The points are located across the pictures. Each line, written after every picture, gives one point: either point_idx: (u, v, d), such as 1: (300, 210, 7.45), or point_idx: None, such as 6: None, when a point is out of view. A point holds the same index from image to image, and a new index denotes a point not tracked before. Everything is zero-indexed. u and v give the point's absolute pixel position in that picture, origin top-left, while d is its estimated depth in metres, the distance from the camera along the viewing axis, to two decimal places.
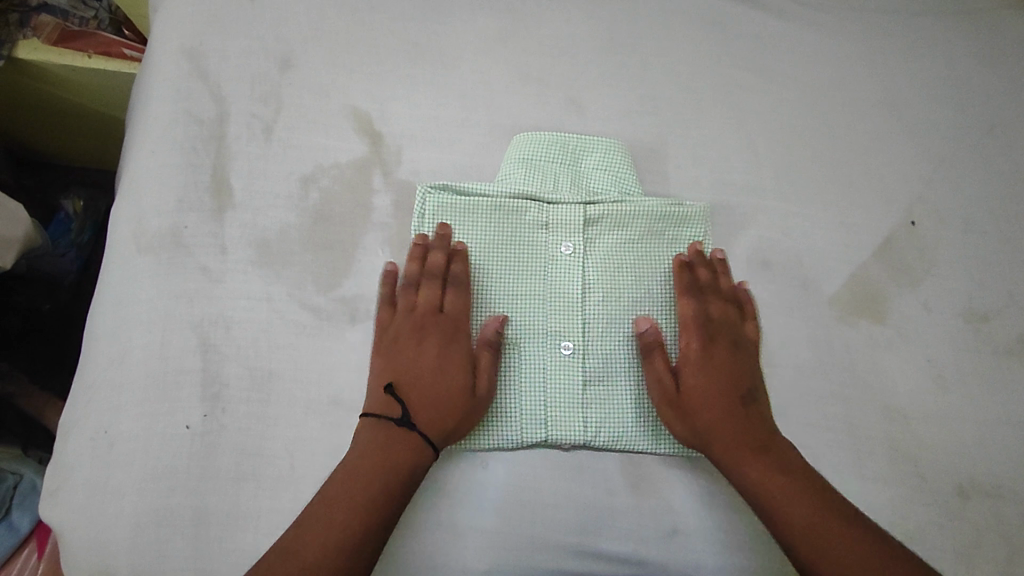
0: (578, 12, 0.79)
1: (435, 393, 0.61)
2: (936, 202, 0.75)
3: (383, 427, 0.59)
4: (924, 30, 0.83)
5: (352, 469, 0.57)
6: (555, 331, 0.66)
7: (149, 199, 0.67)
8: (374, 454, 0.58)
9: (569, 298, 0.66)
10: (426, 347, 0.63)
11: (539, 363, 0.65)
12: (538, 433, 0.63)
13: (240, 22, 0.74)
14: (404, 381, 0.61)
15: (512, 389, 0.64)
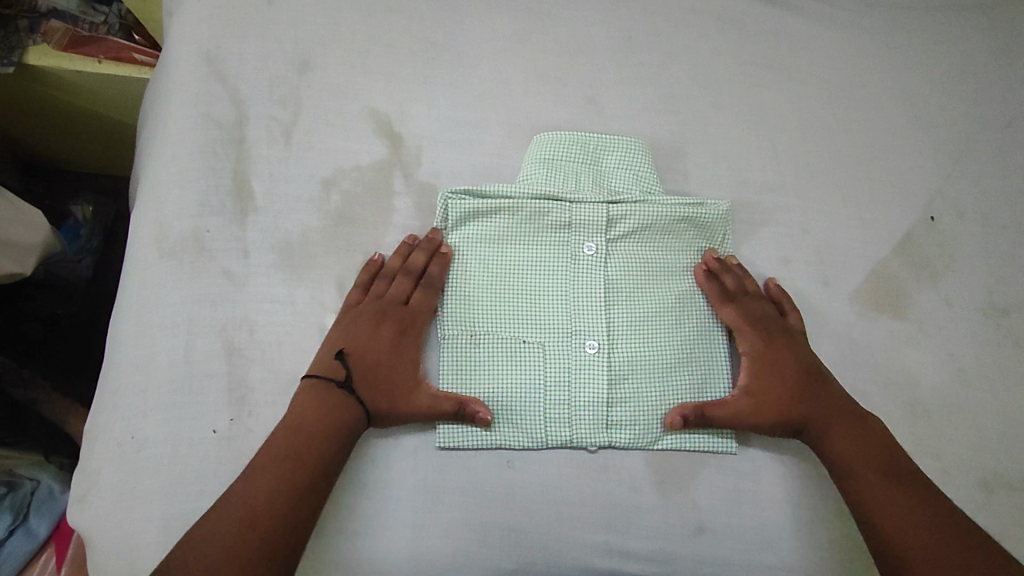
0: (595, 10, 0.79)
1: (381, 378, 0.62)
2: (955, 196, 0.75)
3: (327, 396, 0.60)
4: (941, 23, 0.82)
5: (303, 437, 0.58)
6: (579, 331, 0.66)
7: (170, 203, 0.67)
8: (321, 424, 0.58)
9: (592, 297, 0.67)
10: (379, 331, 0.64)
11: (563, 362, 0.65)
12: (563, 432, 0.63)
13: (257, 25, 0.74)
14: (355, 360, 0.62)
15: (536, 389, 0.64)
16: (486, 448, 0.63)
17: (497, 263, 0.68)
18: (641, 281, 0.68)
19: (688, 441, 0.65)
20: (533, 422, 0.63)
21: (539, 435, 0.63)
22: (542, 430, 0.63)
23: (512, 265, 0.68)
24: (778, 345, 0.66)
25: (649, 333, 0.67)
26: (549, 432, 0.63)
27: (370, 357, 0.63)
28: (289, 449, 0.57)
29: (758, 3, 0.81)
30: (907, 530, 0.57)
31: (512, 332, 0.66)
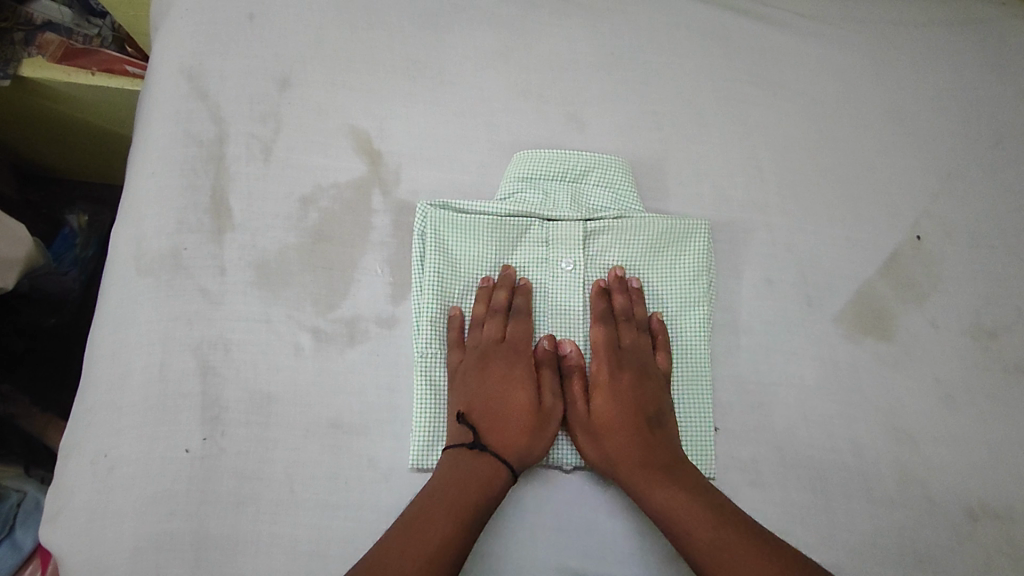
0: (578, 26, 0.78)
1: (503, 420, 0.61)
2: (943, 216, 0.74)
3: (477, 465, 0.57)
4: (930, 39, 0.82)
5: (447, 535, 0.53)
6: (556, 348, 0.65)
7: (148, 220, 0.67)
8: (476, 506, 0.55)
9: (568, 315, 0.67)
10: (495, 374, 0.63)
11: None
12: None
13: (239, 41, 0.74)
14: (489, 410, 0.61)
15: None
16: None
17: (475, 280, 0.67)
18: (619, 298, 0.67)
19: None
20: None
21: None
22: None
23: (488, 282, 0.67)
24: (616, 377, 0.63)
25: None
26: None
27: (497, 402, 0.62)
28: (420, 570, 0.50)
29: (744, 19, 0.80)
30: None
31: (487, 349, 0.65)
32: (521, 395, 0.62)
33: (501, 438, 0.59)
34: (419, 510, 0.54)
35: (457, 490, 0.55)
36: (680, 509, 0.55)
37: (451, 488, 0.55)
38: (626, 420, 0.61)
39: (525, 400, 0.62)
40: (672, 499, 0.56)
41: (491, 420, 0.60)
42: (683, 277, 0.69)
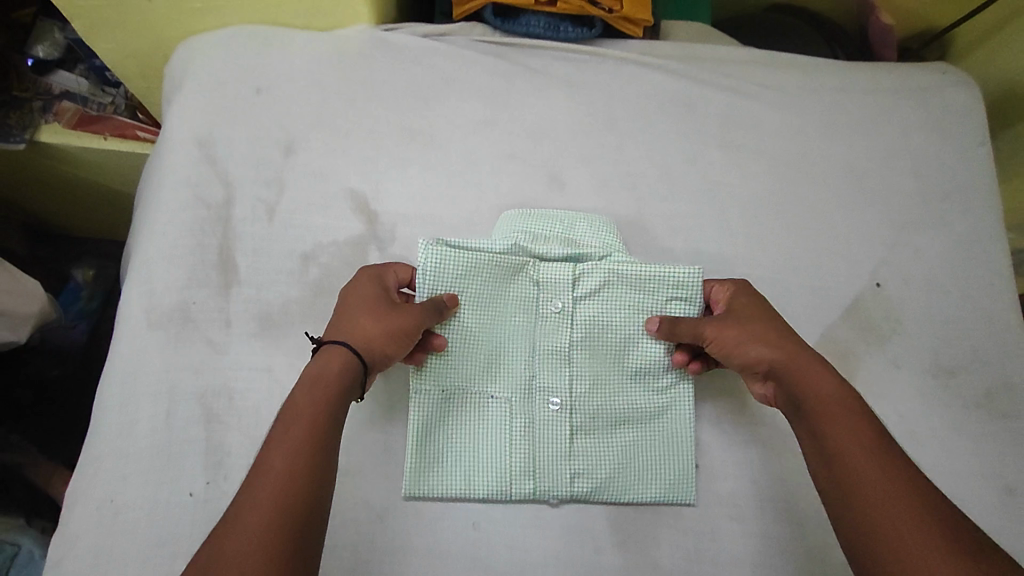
0: (558, 95, 0.85)
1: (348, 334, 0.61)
2: (899, 263, 0.80)
3: (330, 355, 0.59)
4: (880, 102, 0.89)
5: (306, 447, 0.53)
6: (544, 383, 0.69)
7: (159, 277, 0.72)
8: (335, 394, 0.57)
9: (558, 352, 0.70)
10: (357, 289, 0.65)
11: (529, 418, 0.68)
12: (526, 485, 0.66)
13: (247, 113, 0.81)
14: (345, 318, 0.63)
15: (502, 446, 0.67)
16: (451, 510, 0.65)
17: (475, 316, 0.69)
18: (605, 337, 0.71)
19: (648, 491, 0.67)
20: (497, 478, 0.66)
21: (503, 488, 0.65)
22: (507, 484, 0.65)
23: (481, 319, 0.69)
24: (754, 313, 0.66)
25: (611, 383, 0.70)
26: (512, 485, 0.65)
27: (351, 307, 0.63)
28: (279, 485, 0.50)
29: (709, 86, 0.88)
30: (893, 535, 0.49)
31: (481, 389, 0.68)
32: (371, 297, 0.64)
33: (359, 332, 0.61)
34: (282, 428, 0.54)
35: (318, 395, 0.56)
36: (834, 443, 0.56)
37: (322, 382, 0.57)
38: (780, 345, 0.63)
39: (376, 302, 0.64)
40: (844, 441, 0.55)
41: (340, 324, 0.62)
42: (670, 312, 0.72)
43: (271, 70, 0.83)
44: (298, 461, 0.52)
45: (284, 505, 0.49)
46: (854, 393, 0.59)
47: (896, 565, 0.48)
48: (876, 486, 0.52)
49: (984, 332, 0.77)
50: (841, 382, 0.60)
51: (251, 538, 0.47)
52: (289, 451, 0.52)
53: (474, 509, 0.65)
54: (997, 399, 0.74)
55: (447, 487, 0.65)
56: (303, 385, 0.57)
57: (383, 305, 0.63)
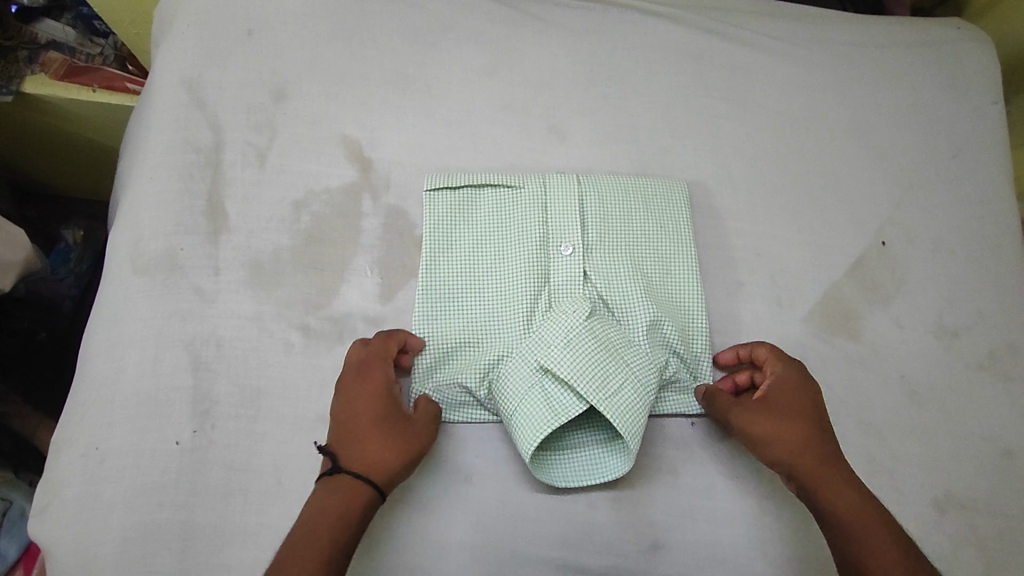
0: (560, 44, 0.82)
1: (353, 436, 0.59)
2: (906, 223, 0.78)
3: (340, 488, 0.56)
4: (893, 58, 0.86)
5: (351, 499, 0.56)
6: (531, 296, 0.69)
7: (146, 223, 0.70)
8: (352, 526, 0.55)
9: (550, 295, 0.69)
10: (365, 411, 0.60)
11: (512, 289, 0.69)
12: (492, 354, 0.66)
13: (237, 56, 0.78)
14: (357, 435, 0.59)
15: (485, 286, 0.69)
16: (445, 463, 0.63)
17: (479, 261, 0.70)
18: (607, 284, 0.69)
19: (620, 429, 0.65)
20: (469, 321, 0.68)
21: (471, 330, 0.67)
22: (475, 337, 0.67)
23: (483, 261, 0.70)
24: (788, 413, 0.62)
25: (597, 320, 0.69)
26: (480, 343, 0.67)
27: (370, 433, 0.59)
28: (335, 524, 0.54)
29: (717, 39, 0.85)
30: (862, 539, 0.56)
31: (473, 255, 0.70)
32: (380, 417, 0.60)
33: (374, 463, 0.57)
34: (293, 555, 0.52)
35: (331, 516, 0.54)
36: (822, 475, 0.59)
37: (331, 506, 0.55)
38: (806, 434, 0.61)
39: (388, 424, 0.59)
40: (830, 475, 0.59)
41: (354, 445, 0.58)
42: (680, 270, 0.72)
43: (263, 12, 0.80)
44: (339, 514, 0.55)
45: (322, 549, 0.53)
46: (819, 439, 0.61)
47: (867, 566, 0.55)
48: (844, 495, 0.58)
49: (990, 294, 0.76)
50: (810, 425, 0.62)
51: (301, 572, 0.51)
52: (335, 507, 0.55)
53: (467, 463, 0.64)
54: (1000, 361, 0.73)
55: (438, 439, 0.64)
56: (332, 494, 0.56)
57: (394, 429, 0.59)
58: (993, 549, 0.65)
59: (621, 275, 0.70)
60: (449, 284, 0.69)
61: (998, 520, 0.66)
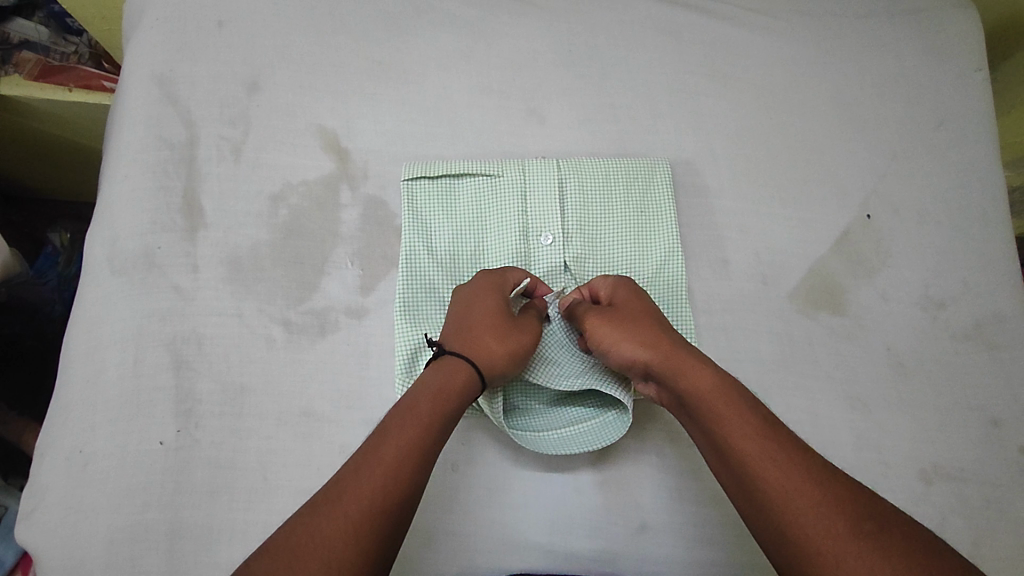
0: (538, 25, 0.81)
1: (469, 333, 0.58)
2: (890, 195, 0.77)
3: (447, 373, 0.55)
4: (873, 28, 0.85)
5: (442, 401, 0.53)
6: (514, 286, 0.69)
7: (121, 222, 0.69)
8: (437, 431, 0.51)
9: None
10: (474, 308, 0.60)
11: None
12: None
13: (208, 48, 0.76)
14: (469, 333, 0.58)
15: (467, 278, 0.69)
16: None
17: (460, 251, 0.70)
18: (587, 270, 0.70)
19: (606, 408, 0.64)
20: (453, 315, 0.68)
21: None
22: None
23: (463, 252, 0.70)
24: (629, 325, 0.58)
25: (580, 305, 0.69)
26: None
27: (475, 331, 0.58)
28: (423, 428, 0.51)
29: (697, 15, 0.83)
30: (770, 477, 0.47)
31: (452, 247, 0.70)
32: (488, 313, 0.59)
33: (483, 350, 0.57)
34: (375, 446, 0.49)
35: (413, 431, 0.50)
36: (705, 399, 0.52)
37: (411, 416, 0.51)
38: (655, 345, 0.56)
39: (499, 320, 0.59)
40: (706, 391, 0.53)
41: (466, 338, 0.58)
42: (661, 251, 0.71)
43: (232, 2, 0.78)
44: (427, 423, 0.51)
45: (403, 453, 0.49)
46: (673, 343, 0.56)
47: (780, 507, 0.46)
48: (729, 421, 0.51)
49: (976, 264, 0.75)
50: (656, 333, 0.57)
51: (371, 483, 0.47)
52: (432, 408, 0.52)
53: (454, 451, 0.63)
54: (987, 330, 0.73)
55: None
56: (426, 395, 0.53)
57: (501, 322, 0.59)
58: (981, 519, 0.65)
59: (601, 263, 0.71)
60: (432, 275, 0.69)
61: (987, 489, 0.66)
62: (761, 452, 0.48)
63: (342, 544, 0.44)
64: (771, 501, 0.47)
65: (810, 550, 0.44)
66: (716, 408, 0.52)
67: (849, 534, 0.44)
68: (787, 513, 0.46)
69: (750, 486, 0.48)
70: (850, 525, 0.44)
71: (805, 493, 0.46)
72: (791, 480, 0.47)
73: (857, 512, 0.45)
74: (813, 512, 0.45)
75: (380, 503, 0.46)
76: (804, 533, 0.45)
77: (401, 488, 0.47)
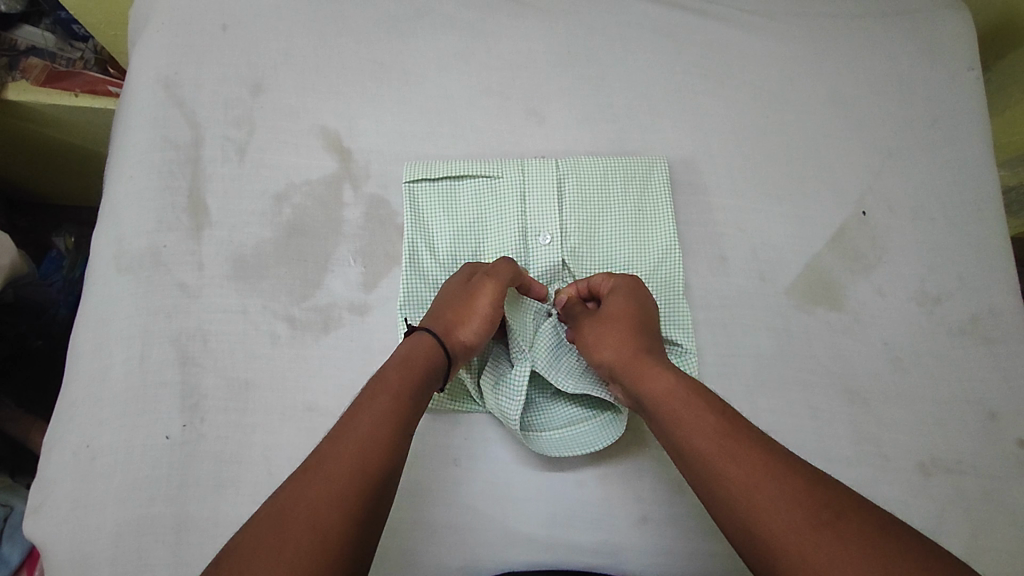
0: (536, 27, 0.82)
1: (439, 316, 0.60)
2: (885, 192, 0.78)
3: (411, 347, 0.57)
4: (867, 29, 0.86)
5: (414, 375, 0.54)
6: None
7: (128, 222, 0.70)
8: (407, 398, 0.52)
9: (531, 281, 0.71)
10: (445, 291, 0.63)
11: None
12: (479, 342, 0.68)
13: (213, 51, 0.78)
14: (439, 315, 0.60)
15: None
16: (435, 447, 0.63)
17: (460, 250, 0.72)
18: (585, 268, 0.71)
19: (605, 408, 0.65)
20: None
21: None
22: None
23: (464, 250, 0.72)
24: (607, 333, 0.60)
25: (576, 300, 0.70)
26: None
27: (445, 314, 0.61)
28: (398, 395, 0.52)
29: (693, 17, 0.85)
30: (732, 476, 0.47)
31: (452, 246, 0.72)
32: (457, 298, 0.62)
33: (446, 327, 0.59)
34: (356, 415, 0.50)
35: (390, 399, 0.51)
36: (667, 403, 0.53)
37: (389, 387, 0.52)
38: (625, 353, 0.58)
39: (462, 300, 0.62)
40: (667, 394, 0.53)
41: (435, 319, 0.60)
42: (659, 249, 0.72)
43: (237, 7, 0.80)
44: (403, 392, 0.52)
45: (383, 419, 0.50)
46: (648, 353, 0.57)
47: (744, 506, 0.45)
48: (688, 424, 0.51)
49: (970, 258, 0.76)
50: (630, 343, 0.58)
51: (354, 445, 0.47)
52: (407, 379, 0.53)
53: (456, 445, 0.64)
54: (982, 324, 0.74)
55: (426, 423, 0.64)
56: (398, 368, 0.54)
57: (462, 302, 0.61)
58: (979, 511, 0.65)
59: (599, 263, 0.72)
60: (432, 274, 0.70)
61: (984, 481, 0.67)
62: (718, 449, 0.48)
63: (326, 504, 0.44)
64: (735, 500, 0.46)
65: (773, 544, 0.43)
66: (677, 410, 0.52)
67: (815, 526, 0.43)
68: (753, 513, 0.45)
69: (710, 483, 0.48)
70: (806, 513, 0.44)
71: (761, 486, 0.46)
72: (749, 474, 0.46)
73: (817, 499, 0.44)
74: (778, 508, 0.44)
75: (364, 463, 0.47)
76: (762, 524, 0.44)
77: (384, 451, 0.48)
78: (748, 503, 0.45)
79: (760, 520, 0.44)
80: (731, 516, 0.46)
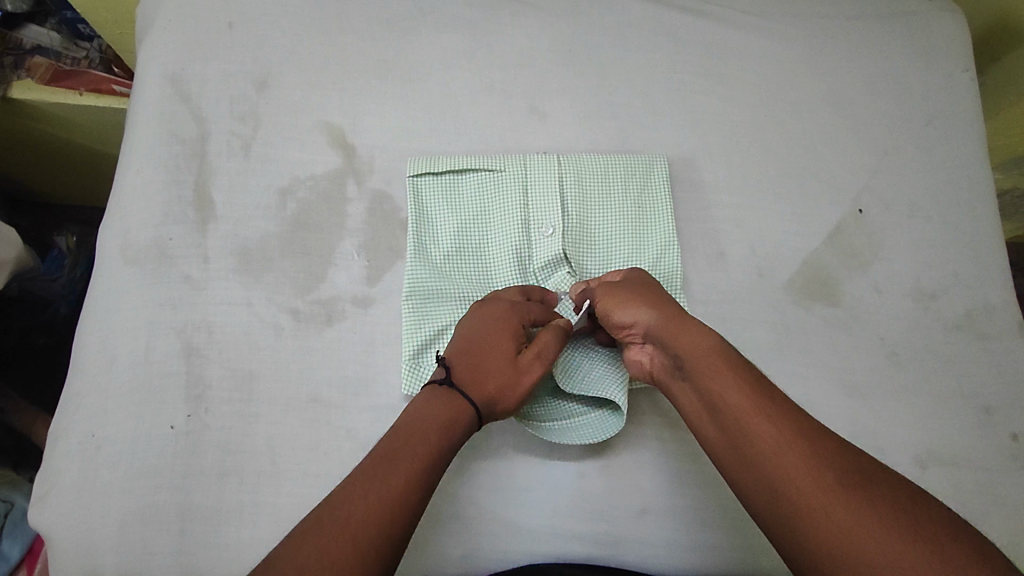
0: (538, 27, 0.84)
1: (479, 368, 0.57)
2: (882, 191, 0.79)
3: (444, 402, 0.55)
4: (863, 30, 0.88)
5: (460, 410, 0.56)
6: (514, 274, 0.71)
7: (134, 215, 0.71)
8: (447, 441, 0.54)
9: (532, 273, 0.72)
10: (486, 334, 0.59)
11: (497, 269, 0.72)
12: None
13: (219, 48, 0.79)
14: (478, 367, 0.57)
15: (470, 267, 0.72)
16: None
17: (463, 242, 0.72)
18: (585, 261, 0.72)
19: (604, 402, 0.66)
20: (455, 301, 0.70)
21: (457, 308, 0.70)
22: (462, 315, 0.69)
23: (466, 243, 0.72)
24: (635, 299, 0.60)
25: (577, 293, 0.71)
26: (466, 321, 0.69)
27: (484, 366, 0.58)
28: (441, 429, 0.54)
29: (692, 18, 0.86)
30: (761, 437, 0.48)
31: (454, 238, 0.72)
32: (499, 354, 0.58)
33: (482, 389, 0.57)
34: (402, 440, 0.52)
35: (436, 430, 0.54)
36: (701, 365, 0.54)
37: (417, 448, 0.52)
38: (658, 317, 0.58)
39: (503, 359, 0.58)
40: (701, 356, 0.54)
41: (473, 369, 0.57)
42: (659, 243, 0.73)
43: (243, 5, 0.81)
44: (447, 424, 0.54)
45: (425, 449, 0.52)
46: (678, 316, 0.58)
47: (772, 464, 0.46)
48: (722, 385, 0.52)
49: (965, 256, 0.77)
50: (662, 307, 0.59)
51: (396, 469, 0.50)
52: (452, 411, 0.55)
53: None
54: (977, 320, 0.75)
55: None
56: (444, 399, 0.56)
57: (501, 361, 0.58)
58: (975, 503, 0.66)
59: (599, 256, 0.73)
60: (435, 265, 0.71)
61: (980, 475, 0.67)
62: (748, 407, 0.50)
63: (364, 521, 0.46)
64: (763, 460, 0.47)
65: (797, 503, 0.44)
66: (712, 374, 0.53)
67: (841, 487, 0.43)
68: (779, 471, 0.46)
69: (741, 443, 0.49)
70: (840, 478, 0.44)
71: (787, 447, 0.47)
72: (779, 437, 0.47)
73: (845, 463, 0.45)
74: (806, 468, 0.45)
75: (402, 488, 0.49)
76: (794, 489, 0.45)
77: (420, 480, 0.50)
78: (774, 461, 0.46)
79: (785, 479, 0.45)
80: (756, 476, 0.47)
